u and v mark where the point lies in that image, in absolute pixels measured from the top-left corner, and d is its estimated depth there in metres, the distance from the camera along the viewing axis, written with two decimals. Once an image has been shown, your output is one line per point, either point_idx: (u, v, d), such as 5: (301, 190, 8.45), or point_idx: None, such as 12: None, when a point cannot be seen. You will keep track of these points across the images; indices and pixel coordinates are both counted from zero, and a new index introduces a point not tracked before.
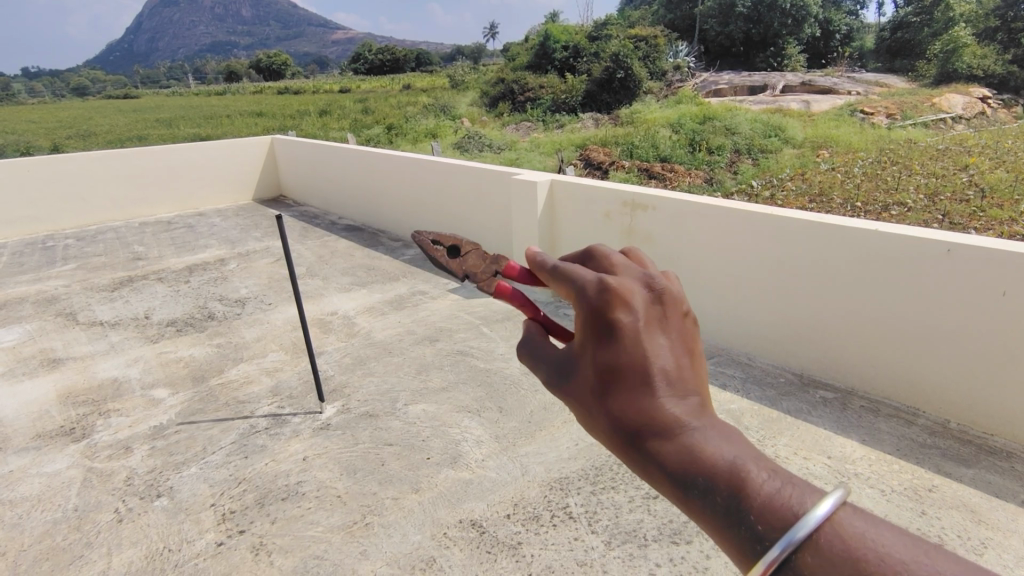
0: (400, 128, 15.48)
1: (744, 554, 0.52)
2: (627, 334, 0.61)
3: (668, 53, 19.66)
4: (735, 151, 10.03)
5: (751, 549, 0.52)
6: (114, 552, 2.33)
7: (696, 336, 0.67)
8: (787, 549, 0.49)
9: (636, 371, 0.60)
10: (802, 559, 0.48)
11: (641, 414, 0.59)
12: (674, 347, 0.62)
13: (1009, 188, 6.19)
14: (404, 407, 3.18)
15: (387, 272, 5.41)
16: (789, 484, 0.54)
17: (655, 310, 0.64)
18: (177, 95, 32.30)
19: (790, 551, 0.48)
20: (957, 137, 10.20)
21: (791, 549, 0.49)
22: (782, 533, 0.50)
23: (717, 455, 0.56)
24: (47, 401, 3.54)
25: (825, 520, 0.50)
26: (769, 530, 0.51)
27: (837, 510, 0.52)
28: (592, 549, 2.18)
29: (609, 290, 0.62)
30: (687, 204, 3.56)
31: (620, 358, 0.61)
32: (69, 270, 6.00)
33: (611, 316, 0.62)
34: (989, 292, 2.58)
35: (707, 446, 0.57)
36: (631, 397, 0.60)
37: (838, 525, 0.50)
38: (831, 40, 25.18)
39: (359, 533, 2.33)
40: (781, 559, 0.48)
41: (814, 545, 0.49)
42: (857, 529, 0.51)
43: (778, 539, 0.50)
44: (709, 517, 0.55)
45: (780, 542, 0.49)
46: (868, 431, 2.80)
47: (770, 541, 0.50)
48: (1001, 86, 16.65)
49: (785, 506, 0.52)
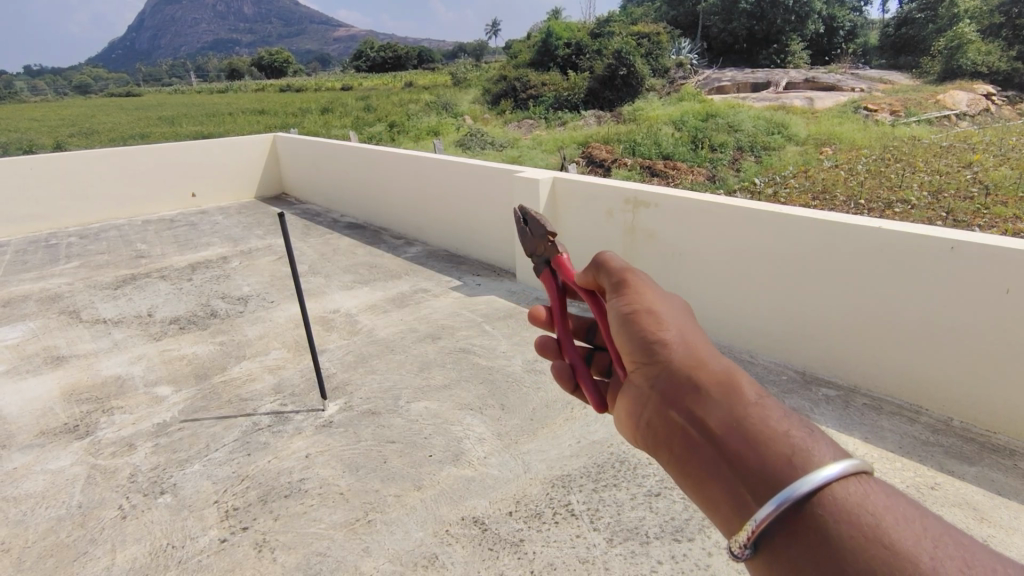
0: (403, 125, 15.49)
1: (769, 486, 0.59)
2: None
3: (671, 50, 19.62)
4: (737, 148, 10.01)
5: (769, 492, 0.58)
6: (117, 549, 2.35)
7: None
8: (782, 504, 0.56)
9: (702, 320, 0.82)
10: (797, 516, 0.56)
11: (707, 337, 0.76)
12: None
13: (1014, 186, 6.15)
14: (406, 405, 3.18)
15: (389, 269, 5.42)
16: (811, 440, 0.62)
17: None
18: (180, 92, 32.49)
19: (783, 510, 0.56)
20: (961, 134, 10.13)
21: (785, 507, 0.56)
22: (782, 489, 0.57)
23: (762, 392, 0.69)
24: (51, 398, 3.56)
25: (832, 481, 0.56)
26: (777, 488, 0.58)
27: (847, 475, 0.57)
28: (594, 546, 2.18)
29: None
30: (689, 201, 3.56)
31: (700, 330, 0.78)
32: (72, 267, 6.02)
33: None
34: (991, 289, 2.57)
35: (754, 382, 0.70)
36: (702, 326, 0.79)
37: (841, 486, 0.56)
38: (835, 36, 25.00)
39: (361, 530, 2.34)
40: (774, 514, 0.56)
41: (812, 509, 0.56)
42: (859, 498, 0.56)
43: (774, 497, 0.57)
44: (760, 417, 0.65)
45: (776, 499, 0.57)
46: (871, 429, 2.80)
47: (773, 493, 0.58)
48: (1006, 83, 16.50)
49: (803, 463, 0.59)
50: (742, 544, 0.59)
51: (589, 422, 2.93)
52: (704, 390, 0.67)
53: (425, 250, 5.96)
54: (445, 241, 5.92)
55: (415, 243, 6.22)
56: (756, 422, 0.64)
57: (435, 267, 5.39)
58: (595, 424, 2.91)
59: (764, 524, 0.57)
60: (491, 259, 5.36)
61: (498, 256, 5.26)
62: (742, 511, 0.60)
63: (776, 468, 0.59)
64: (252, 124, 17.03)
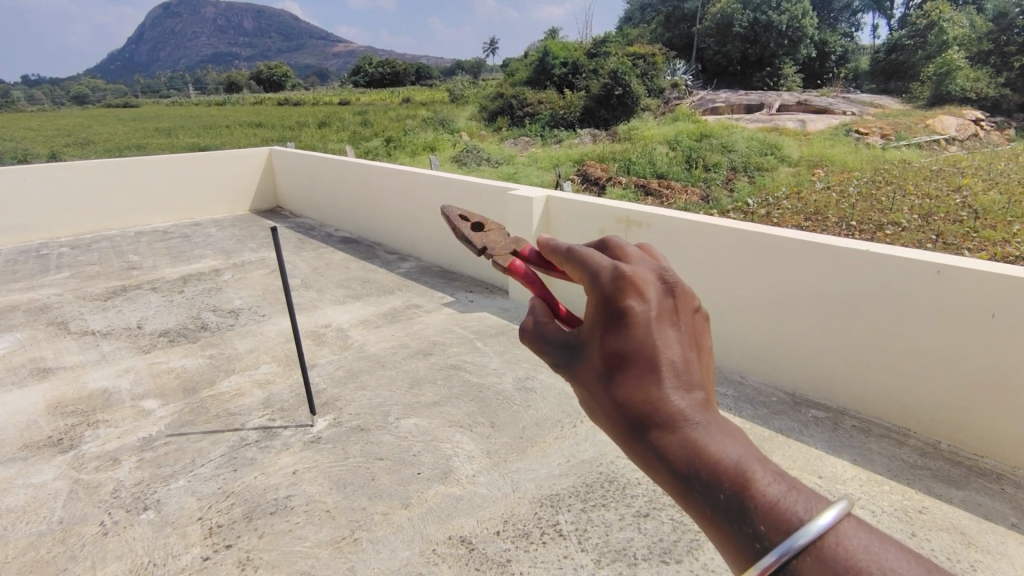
0: (400, 141, 15.59)
1: (749, 547, 0.54)
2: (639, 324, 0.64)
3: (666, 72, 19.92)
4: (731, 168, 10.13)
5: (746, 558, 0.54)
6: (97, 566, 2.31)
7: (706, 333, 0.71)
8: (782, 556, 0.51)
9: (642, 360, 0.63)
10: (799, 568, 0.51)
11: (646, 403, 0.62)
12: (683, 342, 0.66)
13: (1002, 210, 6.24)
14: (396, 421, 3.16)
15: (382, 285, 5.42)
16: (785, 495, 0.56)
17: (666, 302, 0.67)
18: (177, 104, 32.60)
19: (784, 562, 0.51)
20: (951, 158, 10.28)
21: (785, 561, 0.51)
22: (781, 541, 0.52)
23: (721, 454, 0.59)
24: (36, 410, 3.52)
25: (823, 533, 0.52)
26: (769, 540, 0.53)
27: (836, 526, 0.53)
28: (581, 567, 2.17)
29: (622, 280, 0.66)
30: (681, 222, 3.60)
31: (646, 396, 0.62)
32: (63, 278, 5.98)
33: (623, 302, 0.66)
34: (977, 313, 2.60)
35: (711, 444, 0.59)
36: (637, 382, 0.63)
37: (834, 540, 0.52)
38: (827, 60, 25.41)
39: (347, 549, 2.31)
40: (774, 567, 0.51)
41: (809, 560, 0.51)
42: (853, 552, 0.52)
43: (775, 547, 0.52)
44: (703, 510, 0.58)
45: (775, 550, 0.52)
46: (859, 451, 2.80)
47: (767, 548, 0.53)
48: (993, 109, 16.73)
49: (784, 517, 0.54)
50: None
51: (579, 441, 2.93)
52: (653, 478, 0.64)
53: (419, 266, 5.97)
54: (438, 257, 5.94)
55: (408, 259, 6.23)
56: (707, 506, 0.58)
57: (428, 283, 5.39)
58: (585, 443, 2.90)
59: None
60: (484, 276, 5.37)
61: (491, 274, 5.26)
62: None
63: (741, 544, 0.55)
64: (249, 137, 17.08)
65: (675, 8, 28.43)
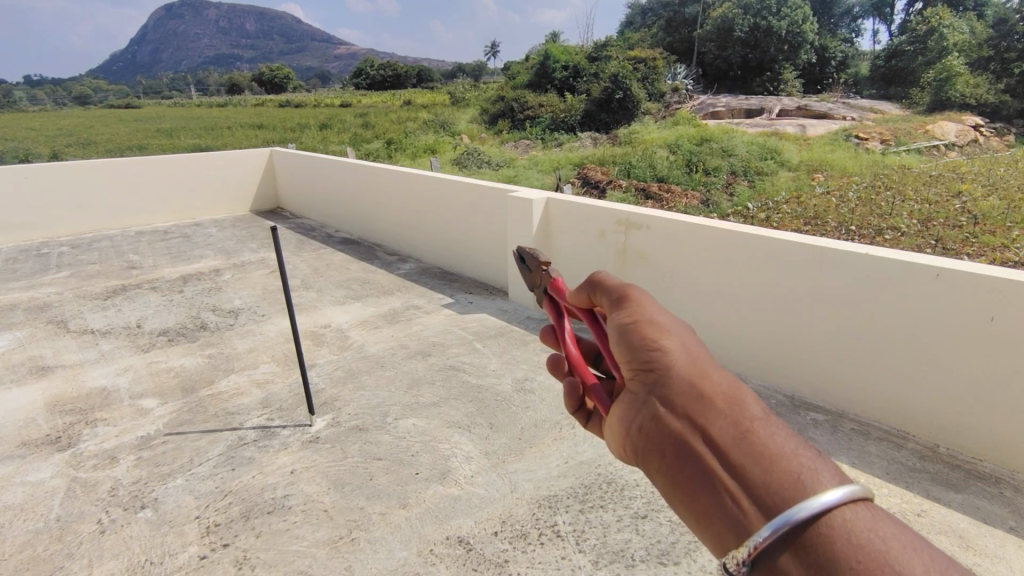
0: (400, 143, 15.61)
1: (768, 507, 0.59)
2: None
3: (666, 76, 19.97)
4: (730, 172, 10.13)
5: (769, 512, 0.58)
6: (94, 564, 2.30)
7: None
8: (809, 508, 0.55)
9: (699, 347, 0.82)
10: (810, 533, 0.55)
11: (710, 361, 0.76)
12: None
13: (1002, 216, 6.24)
14: (394, 422, 3.16)
15: (382, 286, 5.42)
16: (819, 461, 0.62)
17: None
18: (180, 104, 32.90)
19: (779, 534, 0.55)
20: (951, 163, 10.25)
21: (783, 530, 0.55)
22: (782, 513, 0.57)
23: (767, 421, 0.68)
24: (34, 409, 3.51)
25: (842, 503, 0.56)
26: (778, 509, 0.58)
27: (854, 500, 0.57)
28: (579, 568, 2.16)
29: None
30: (680, 224, 3.62)
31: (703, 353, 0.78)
32: (62, 277, 5.99)
33: None
34: (975, 317, 2.59)
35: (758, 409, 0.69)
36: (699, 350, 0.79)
37: (846, 514, 0.56)
38: (827, 66, 25.33)
39: (344, 548, 2.31)
40: (773, 535, 0.56)
41: (814, 530, 0.55)
42: (870, 521, 0.56)
43: (773, 520, 0.56)
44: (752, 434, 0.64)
45: (773, 523, 0.56)
46: (859, 454, 2.81)
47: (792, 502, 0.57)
48: (993, 114, 16.57)
49: (809, 482, 0.59)
50: (738, 563, 0.58)
51: (577, 442, 2.92)
52: (701, 406, 0.68)
53: (419, 267, 5.99)
54: (437, 259, 5.96)
55: (408, 260, 6.24)
56: (759, 445, 0.63)
57: (427, 285, 5.40)
58: (583, 444, 2.90)
59: (768, 535, 0.56)
60: (483, 277, 5.38)
61: (492, 275, 5.27)
62: (739, 523, 0.60)
63: (773, 483, 0.60)
64: (251, 138, 17.08)
65: (676, 13, 28.44)
